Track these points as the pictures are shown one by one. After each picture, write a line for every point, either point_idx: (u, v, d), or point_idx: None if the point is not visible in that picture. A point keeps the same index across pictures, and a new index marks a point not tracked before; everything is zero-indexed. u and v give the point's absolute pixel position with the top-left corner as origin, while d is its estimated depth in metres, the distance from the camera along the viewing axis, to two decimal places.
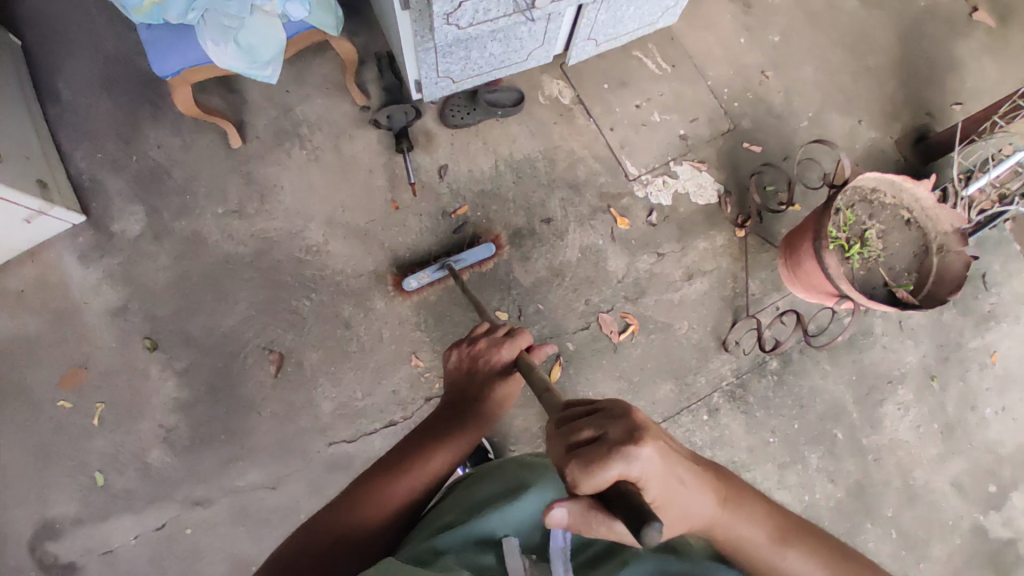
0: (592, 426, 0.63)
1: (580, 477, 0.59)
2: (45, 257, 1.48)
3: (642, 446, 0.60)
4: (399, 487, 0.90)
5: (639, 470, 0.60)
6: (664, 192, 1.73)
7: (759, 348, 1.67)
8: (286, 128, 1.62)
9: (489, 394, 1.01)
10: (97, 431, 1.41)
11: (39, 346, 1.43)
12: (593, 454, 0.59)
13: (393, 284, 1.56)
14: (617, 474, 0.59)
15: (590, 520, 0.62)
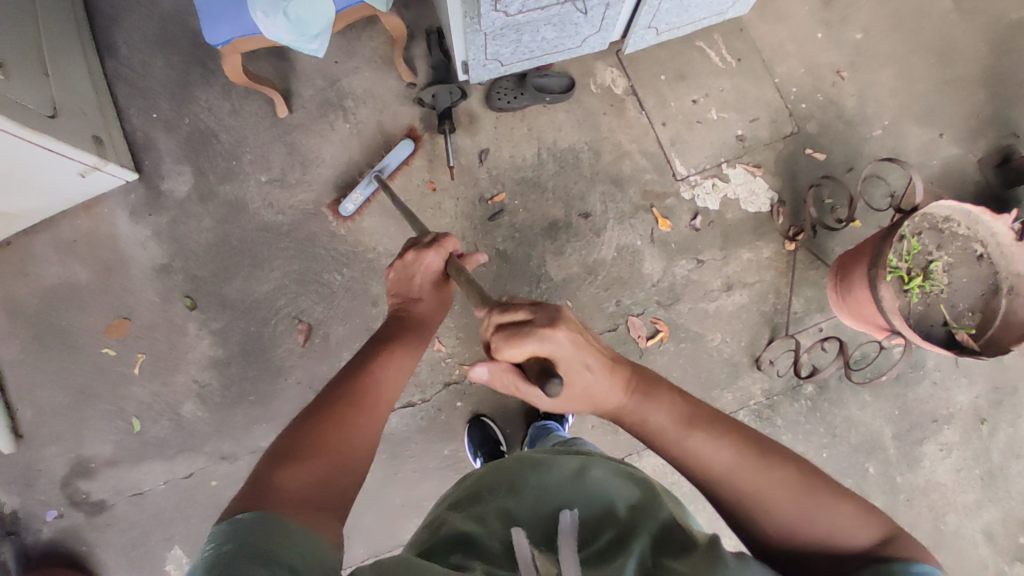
0: (523, 310, 0.80)
1: (503, 344, 0.78)
2: (99, 209, 1.55)
3: (551, 329, 0.78)
4: (374, 387, 0.94)
5: (550, 347, 0.79)
6: (712, 195, 1.64)
7: (794, 373, 1.59)
8: (332, 99, 1.62)
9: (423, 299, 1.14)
10: (135, 380, 1.49)
11: (89, 295, 1.51)
12: (514, 330, 0.78)
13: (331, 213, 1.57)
14: (531, 347, 0.78)
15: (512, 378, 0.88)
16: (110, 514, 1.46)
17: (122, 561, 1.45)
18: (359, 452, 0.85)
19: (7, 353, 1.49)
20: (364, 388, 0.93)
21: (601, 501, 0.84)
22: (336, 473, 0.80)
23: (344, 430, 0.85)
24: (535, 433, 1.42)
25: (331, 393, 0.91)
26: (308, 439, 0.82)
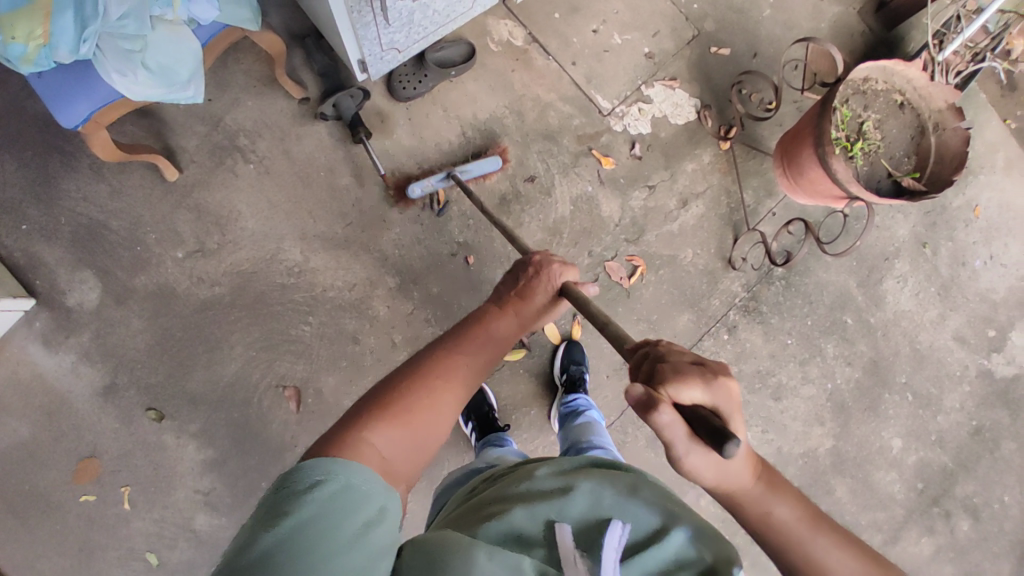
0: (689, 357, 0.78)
1: (670, 383, 0.72)
2: (8, 353, 1.34)
3: (723, 380, 0.74)
4: (457, 373, 0.87)
5: (718, 398, 0.72)
6: (642, 120, 1.63)
7: (768, 261, 1.67)
8: (223, 143, 1.44)
9: (539, 295, 1.00)
10: (133, 513, 1.35)
11: (38, 448, 1.34)
12: (684, 371, 0.73)
13: (392, 184, 1.49)
14: (699, 393, 0.72)
15: (674, 435, 0.68)
16: None
17: None
18: (430, 434, 0.80)
19: None
20: (450, 366, 0.87)
21: (656, 515, 0.76)
22: (410, 449, 0.77)
23: (424, 406, 0.81)
24: (565, 410, 1.39)
25: (420, 357, 0.87)
26: (391, 402, 0.79)
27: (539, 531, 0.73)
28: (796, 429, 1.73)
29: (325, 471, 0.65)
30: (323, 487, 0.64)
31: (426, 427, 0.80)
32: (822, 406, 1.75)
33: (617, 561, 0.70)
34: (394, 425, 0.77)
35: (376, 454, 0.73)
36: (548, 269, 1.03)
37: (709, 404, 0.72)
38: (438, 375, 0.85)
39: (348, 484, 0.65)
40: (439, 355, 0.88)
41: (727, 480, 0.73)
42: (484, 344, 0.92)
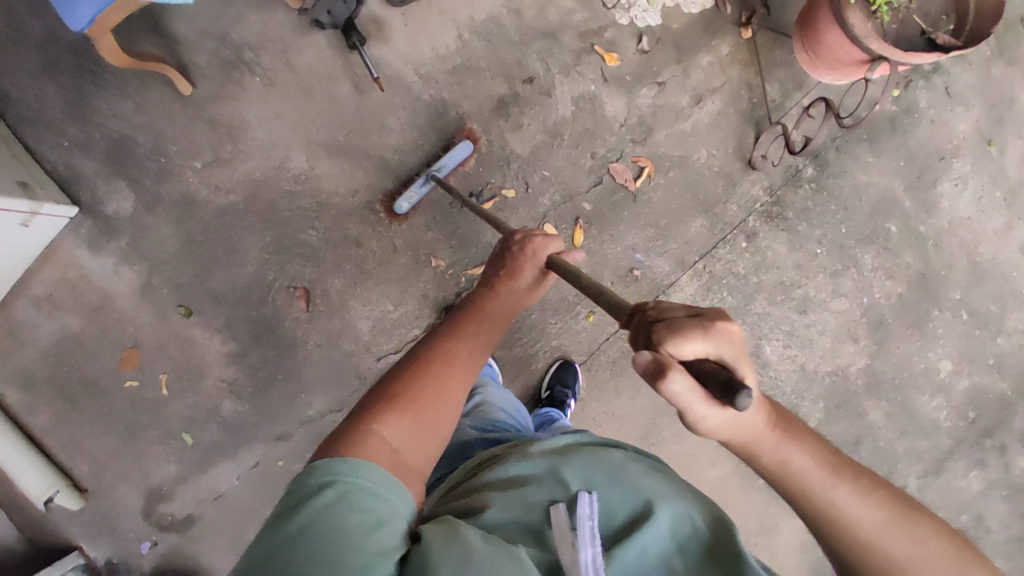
0: (683, 307, 0.66)
1: (669, 340, 0.60)
2: (59, 256, 1.52)
3: (725, 324, 0.62)
4: (460, 360, 0.85)
5: (723, 350, 0.61)
6: (651, 11, 1.51)
7: (789, 155, 1.52)
8: (231, 58, 1.50)
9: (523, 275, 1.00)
10: (170, 398, 1.54)
11: (89, 337, 1.54)
12: (688, 324, 0.62)
13: (382, 210, 1.51)
14: (703, 347, 0.61)
15: (688, 397, 0.59)
16: (200, 523, 1.55)
17: (229, 557, 1.57)
18: (442, 426, 0.80)
19: (42, 420, 1.55)
20: (452, 358, 0.85)
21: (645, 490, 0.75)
22: (419, 438, 0.76)
23: (430, 399, 0.79)
24: (539, 420, 1.42)
25: (424, 350, 0.86)
26: (392, 399, 0.78)
27: (535, 516, 0.73)
28: (824, 345, 1.59)
29: (336, 473, 0.67)
30: (331, 488, 0.67)
31: (433, 420, 0.78)
32: (856, 322, 1.59)
33: (592, 527, 0.70)
34: (400, 420, 0.76)
35: (387, 445, 0.73)
36: (533, 240, 1.03)
37: (716, 358, 0.61)
38: (442, 359, 0.84)
39: (358, 484, 0.68)
40: (442, 342, 0.86)
41: (739, 433, 0.63)
42: (484, 331, 0.91)
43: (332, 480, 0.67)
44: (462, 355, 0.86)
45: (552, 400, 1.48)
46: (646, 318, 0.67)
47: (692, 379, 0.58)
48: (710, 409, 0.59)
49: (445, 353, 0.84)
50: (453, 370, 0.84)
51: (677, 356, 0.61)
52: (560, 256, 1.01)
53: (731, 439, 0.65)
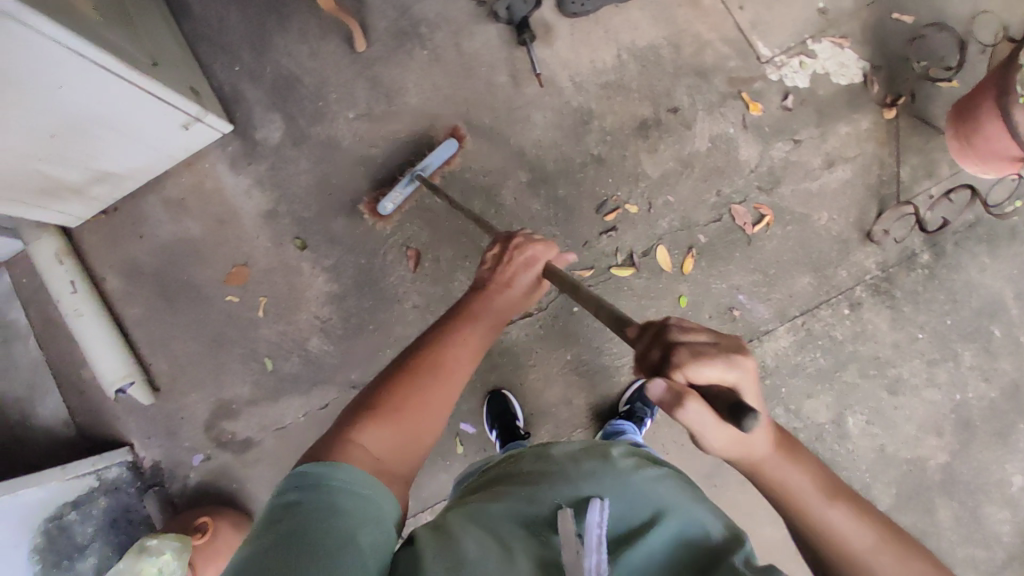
0: (700, 330, 0.70)
1: (687, 363, 0.66)
2: (201, 166, 1.62)
3: (742, 358, 0.68)
4: (450, 366, 0.92)
5: (734, 377, 0.66)
6: (801, 73, 1.58)
7: (919, 232, 1.55)
8: (407, 29, 1.62)
9: (507, 291, 1.07)
10: (263, 321, 1.60)
11: (203, 246, 1.61)
12: (705, 351, 0.66)
13: (366, 207, 1.60)
14: (721, 373, 0.66)
15: (699, 416, 0.64)
16: (257, 449, 1.59)
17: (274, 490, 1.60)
18: (423, 429, 0.86)
19: (133, 313, 1.61)
20: (440, 358, 0.92)
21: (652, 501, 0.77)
22: (398, 440, 0.82)
23: (410, 401, 0.86)
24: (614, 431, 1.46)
25: (415, 355, 0.93)
26: (375, 404, 0.85)
27: (545, 509, 0.75)
28: (906, 431, 1.56)
29: (323, 476, 0.72)
30: (322, 488, 0.70)
31: (418, 424, 0.85)
32: (943, 417, 1.56)
33: (602, 534, 0.69)
34: (383, 424, 0.82)
35: (366, 452, 0.78)
36: (530, 249, 1.10)
37: (728, 381, 0.66)
38: (428, 365, 0.91)
39: (343, 487, 0.72)
40: (433, 348, 0.94)
41: (744, 450, 0.67)
42: (477, 334, 0.98)
43: (317, 484, 0.71)
44: (451, 363, 0.92)
45: (630, 414, 1.51)
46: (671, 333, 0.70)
47: (704, 402, 0.64)
48: (719, 428, 0.65)
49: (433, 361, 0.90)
50: (438, 376, 0.90)
51: (690, 379, 0.66)
52: (552, 266, 1.09)
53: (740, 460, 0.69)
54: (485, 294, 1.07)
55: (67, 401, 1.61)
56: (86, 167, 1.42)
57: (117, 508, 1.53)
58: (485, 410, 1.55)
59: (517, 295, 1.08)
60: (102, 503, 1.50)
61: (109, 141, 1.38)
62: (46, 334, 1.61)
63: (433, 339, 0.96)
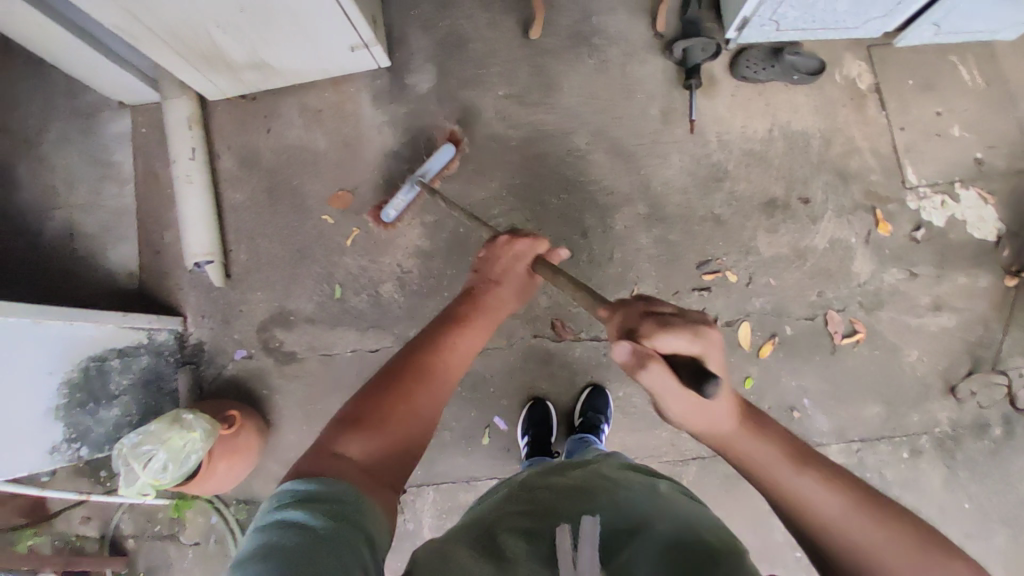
0: (671, 305, 0.80)
1: (654, 334, 0.75)
2: (347, 88, 1.67)
3: (704, 328, 0.76)
4: (437, 372, 0.90)
5: (698, 347, 0.75)
6: (939, 211, 1.58)
7: (1009, 404, 1.53)
8: (582, 34, 1.66)
9: (502, 285, 1.05)
10: (348, 250, 1.62)
11: (323, 160, 1.66)
12: (667, 321, 0.76)
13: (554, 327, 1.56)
14: (683, 344, 0.74)
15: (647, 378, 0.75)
16: (298, 365, 1.59)
17: (294, 413, 1.57)
18: (415, 435, 0.84)
19: (237, 198, 1.65)
20: (433, 365, 0.89)
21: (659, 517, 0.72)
22: (388, 452, 0.79)
23: (399, 411, 0.83)
24: (573, 443, 1.42)
25: (402, 363, 0.89)
26: (367, 416, 0.81)
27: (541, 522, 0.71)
28: None
29: (317, 487, 0.67)
30: (317, 500, 0.65)
31: (410, 425, 0.83)
32: None
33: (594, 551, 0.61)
34: (369, 433, 0.78)
35: (352, 465, 0.73)
36: (516, 246, 1.08)
37: (691, 355, 0.75)
38: (416, 373, 0.88)
39: (337, 496, 0.66)
40: (422, 354, 0.91)
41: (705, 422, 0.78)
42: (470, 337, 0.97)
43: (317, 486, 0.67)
44: (441, 371, 0.90)
45: (585, 424, 1.48)
46: (647, 308, 0.81)
47: (665, 367, 0.74)
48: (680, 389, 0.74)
49: (423, 370, 0.88)
50: (429, 380, 0.88)
51: (658, 350, 0.75)
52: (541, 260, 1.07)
53: (704, 433, 0.80)
54: (476, 298, 1.03)
55: (139, 254, 1.64)
56: (252, 51, 1.46)
57: (154, 371, 1.49)
58: (524, 414, 1.53)
59: (503, 300, 1.05)
60: (144, 360, 1.47)
61: (284, 36, 1.43)
62: (148, 188, 1.65)
63: (423, 344, 0.93)
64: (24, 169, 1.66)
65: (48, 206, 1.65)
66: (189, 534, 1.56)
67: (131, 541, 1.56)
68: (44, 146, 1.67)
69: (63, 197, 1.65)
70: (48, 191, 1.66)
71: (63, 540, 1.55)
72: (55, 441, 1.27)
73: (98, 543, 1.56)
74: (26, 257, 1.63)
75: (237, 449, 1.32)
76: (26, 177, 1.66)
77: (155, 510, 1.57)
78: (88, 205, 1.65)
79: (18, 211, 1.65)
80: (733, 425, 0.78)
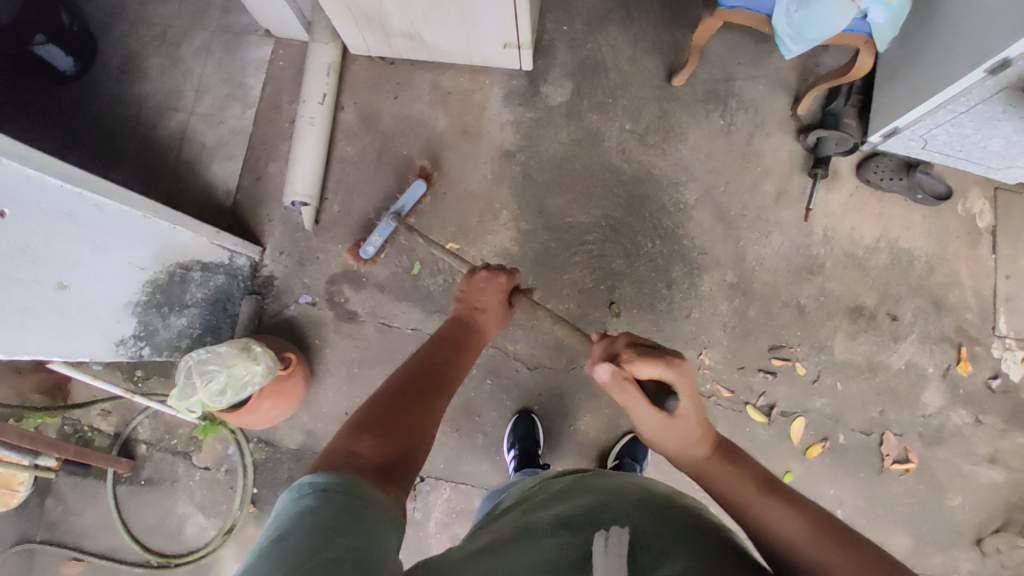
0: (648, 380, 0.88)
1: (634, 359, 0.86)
2: (482, 79, 1.70)
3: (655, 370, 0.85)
4: (437, 388, 0.93)
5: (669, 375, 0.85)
6: (1022, 367, 1.56)
7: None
8: (719, 94, 1.68)
9: (486, 316, 1.12)
10: (437, 232, 1.63)
11: (437, 139, 1.68)
12: (647, 351, 0.86)
13: (348, 253, 1.58)
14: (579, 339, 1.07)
15: (643, 413, 0.88)
16: (356, 326, 1.59)
17: (339, 371, 1.57)
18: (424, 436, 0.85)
19: (346, 150, 1.67)
20: (437, 381, 0.94)
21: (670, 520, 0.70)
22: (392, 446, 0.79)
23: (409, 419, 0.84)
24: None
25: (411, 379, 0.92)
26: (382, 422, 0.82)
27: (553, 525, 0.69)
28: None
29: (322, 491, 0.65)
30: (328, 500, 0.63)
31: (417, 424, 0.85)
32: None
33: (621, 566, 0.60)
34: (378, 436, 0.79)
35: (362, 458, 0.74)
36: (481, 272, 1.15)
37: (662, 375, 0.85)
38: (422, 389, 0.90)
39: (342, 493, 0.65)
40: (427, 372, 0.94)
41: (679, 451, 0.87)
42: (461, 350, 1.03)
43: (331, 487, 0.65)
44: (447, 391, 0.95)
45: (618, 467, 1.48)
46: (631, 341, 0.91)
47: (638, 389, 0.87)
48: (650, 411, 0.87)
49: (426, 386, 0.91)
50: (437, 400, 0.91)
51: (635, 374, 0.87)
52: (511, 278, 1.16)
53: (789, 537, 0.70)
54: (469, 325, 1.09)
55: (238, 177, 1.67)
56: (412, 23, 1.49)
57: (224, 292, 1.50)
58: (509, 429, 1.51)
59: (488, 321, 1.12)
60: (219, 280, 1.47)
61: (449, 19, 1.46)
62: (268, 117, 1.69)
63: (428, 361, 0.98)
64: (157, 64, 1.71)
65: (170, 106, 1.69)
66: (204, 456, 1.56)
67: (143, 448, 1.57)
68: (183, 48, 1.72)
69: (186, 101, 1.70)
70: (174, 92, 1.70)
71: (74, 427, 1.57)
72: (125, 334, 1.25)
73: (109, 441, 1.57)
74: (134, 148, 1.68)
75: (285, 391, 1.33)
76: (157, 72, 1.71)
77: (177, 424, 1.57)
78: (207, 115, 1.69)
79: (142, 102, 1.70)
80: (705, 452, 0.85)
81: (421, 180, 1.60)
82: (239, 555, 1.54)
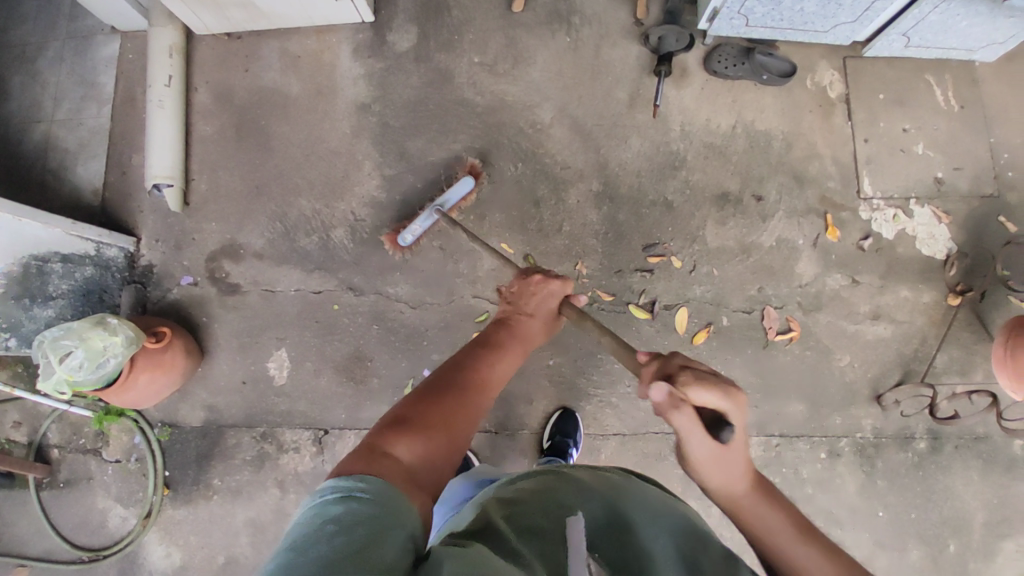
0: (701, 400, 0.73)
1: (689, 381, 0.73)
2: (328, 38, 1.71)
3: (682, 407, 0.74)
4: (474, 398, 0.87)
5: (724, 404, 0.73)
6: (890, 225, 1.60)
7: (928, 414, 1.54)
8: (562, 12, 1.69)
9: (533, 322, 1.05)
10: (305, 193, 1.65)
11: (292, 104, 1.69)
12: (702, 375, 0.74)
13: (388, 240, 1.56)
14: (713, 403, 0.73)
15: (695, 445, 0.76)
16: (240, 297, 1.61)
17: (229, 344, 1.59)
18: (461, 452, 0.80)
19: (204, 130, 1.68)
20: (476, 392, 0.88)
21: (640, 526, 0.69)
22: (429, 455, 0.74)
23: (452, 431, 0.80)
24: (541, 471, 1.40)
25: (454, 382, 0.87)
26: (412, 421, 0.77)
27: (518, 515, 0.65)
28: None
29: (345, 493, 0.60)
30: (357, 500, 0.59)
31: (454, 434, 0.80)
32: None
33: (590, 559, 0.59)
34: (419, 436, 0.75)
35: (395, 459, 0.69)
36: (545, 282, 1.08)
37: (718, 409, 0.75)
38: (467, 402, 0.85)
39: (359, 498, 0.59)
40: (467, 373, 0.89)
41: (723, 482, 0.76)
42: (507, 361, 0.97)
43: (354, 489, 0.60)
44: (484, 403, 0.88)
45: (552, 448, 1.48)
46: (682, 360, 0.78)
47: (694, 415, 0.74)
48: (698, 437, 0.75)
49: (468, 397, 0.85)
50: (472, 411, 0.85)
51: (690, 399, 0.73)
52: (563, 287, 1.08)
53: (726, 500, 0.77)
54: (512, 325, 1.03)
55: (106, 174, 1.68)
56: None
57: (96, 284, 1.55)
58: None
59: (536, 329, 1.05)
60: (88, 272, 1.52)
61: None
62: (125, 111, 1.70)
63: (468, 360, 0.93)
64: (13, 80, 1.73)
65: (31, 118, 1.71)
66: (112, 450, 1.58)
67: (55, 451, 1.59)
68: (36, 60, 1.74)
69: (46, 111, 1.72)
70: (33, 104, 1.72)
71: None
72: None
73: (25, 449, 1.59)
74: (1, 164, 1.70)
75: (162, 363, 1.35)
76: (14, 87, 1.73)
77: (82, 423, 1.59)
78: (67, 120, 1.71)
79: (4, 120, 1.72)
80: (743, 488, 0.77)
81: (469, 177, 1.56)
82: (162, 536, 1.56)
